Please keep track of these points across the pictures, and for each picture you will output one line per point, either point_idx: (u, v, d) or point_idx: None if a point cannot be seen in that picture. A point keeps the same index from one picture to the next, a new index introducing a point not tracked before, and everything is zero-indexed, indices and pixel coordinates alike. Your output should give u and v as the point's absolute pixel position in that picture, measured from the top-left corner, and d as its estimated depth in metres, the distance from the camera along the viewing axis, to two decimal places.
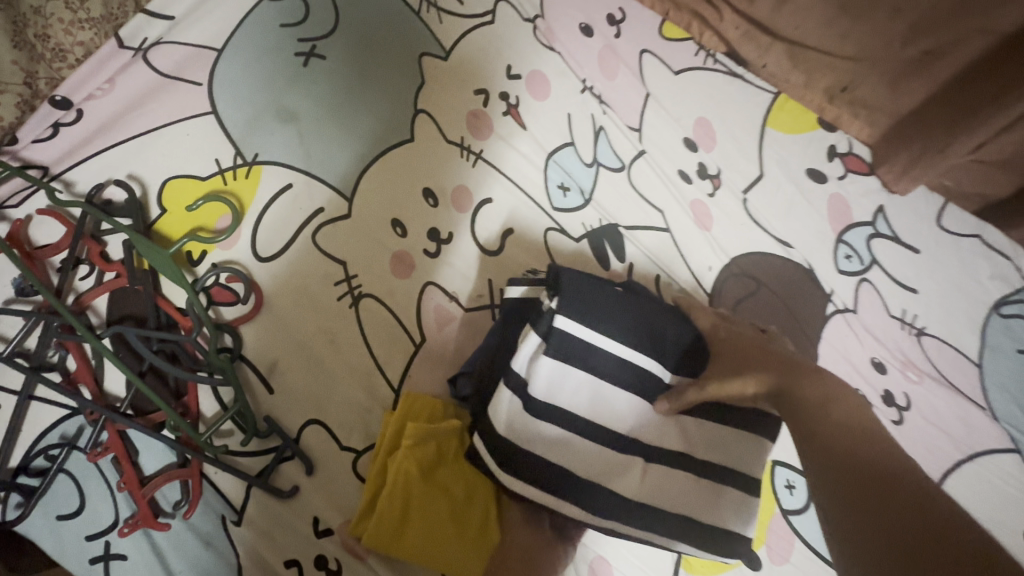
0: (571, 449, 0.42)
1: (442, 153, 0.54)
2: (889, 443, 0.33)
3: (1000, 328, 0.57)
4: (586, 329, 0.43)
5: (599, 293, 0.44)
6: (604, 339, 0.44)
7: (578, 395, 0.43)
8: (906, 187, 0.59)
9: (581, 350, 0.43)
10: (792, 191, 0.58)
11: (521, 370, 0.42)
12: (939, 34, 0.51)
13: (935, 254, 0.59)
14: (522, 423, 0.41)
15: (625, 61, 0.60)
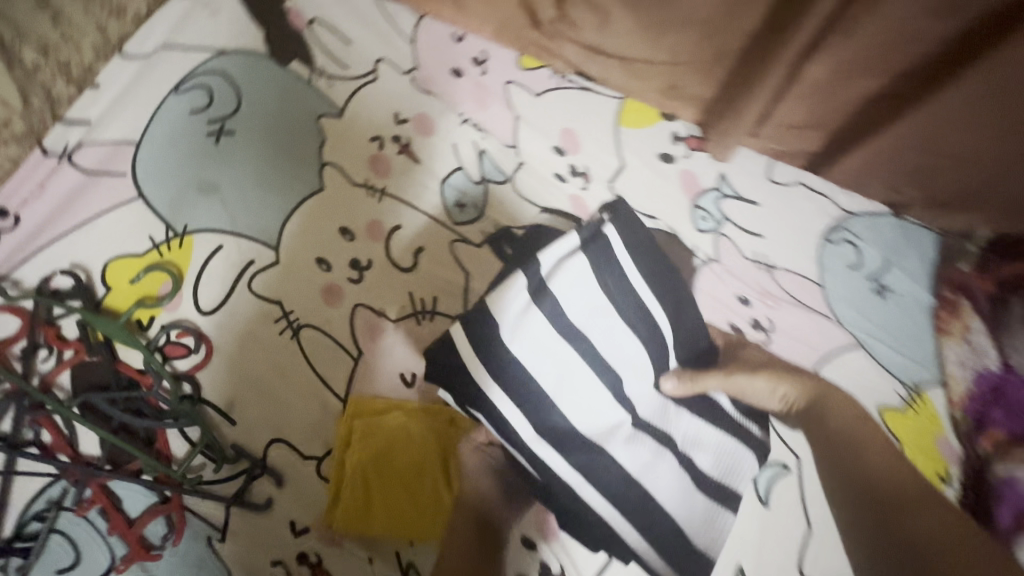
0: (550, 371, 0.53)
1: (350, 195, 0.63)
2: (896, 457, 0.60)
3: (831, 252, 0.69)
4: (626, 257, 0.56)
5: (640, 238, 0.57)
6: (633, 272, 0.56)
7: (591, 318, 0.55)
8: (724, 152, 0.71)
9: (606, 263, 0.55)
10: (650, 174, 0.70)
11: (548, 259, 0.54)
12: (724, 38, 0.62)
13: (773, 204, 0.71)
14: (524, 309, 0.53)
15: (494, 93, 0.71)
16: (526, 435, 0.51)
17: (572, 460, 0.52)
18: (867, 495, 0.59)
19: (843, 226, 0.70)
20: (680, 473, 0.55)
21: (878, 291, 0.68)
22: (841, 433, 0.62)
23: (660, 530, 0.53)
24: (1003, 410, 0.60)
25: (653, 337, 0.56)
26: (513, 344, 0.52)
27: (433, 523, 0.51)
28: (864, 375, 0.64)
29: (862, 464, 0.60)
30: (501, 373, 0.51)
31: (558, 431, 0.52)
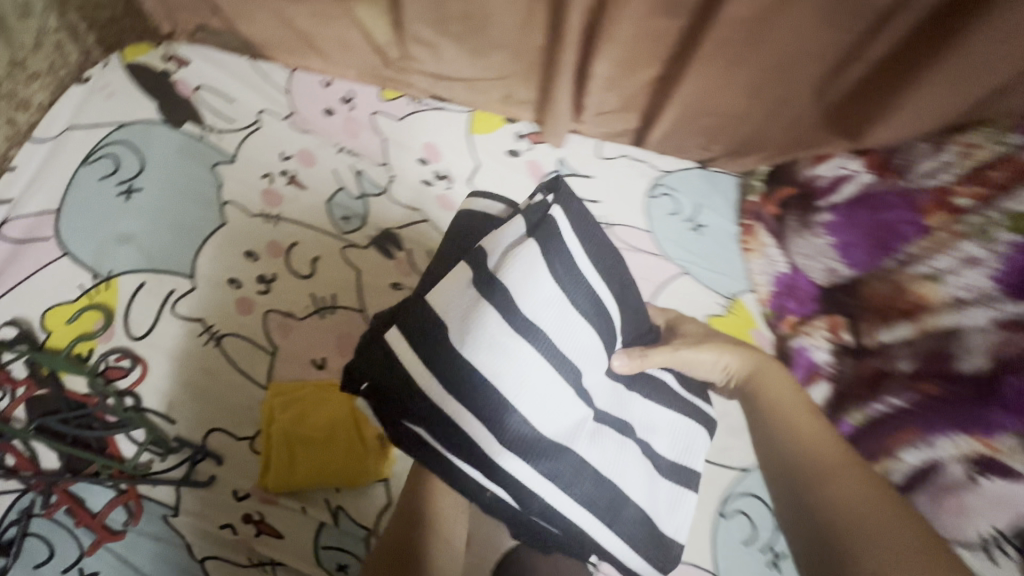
0: (508, 372, 0.50)
1: (250, 224, 0.76)
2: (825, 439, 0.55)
3: (654, 204, 0.85)
4: (573, 237, 0.54)
5: (585, 218, 0.55)
6: (580, 255, 0.54)
7: (545, 305, 0.52)
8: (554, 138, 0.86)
9: (553, 246, 0.53)
10: (502, 167, 0.86)
11: (493, 252, 0.52)
12: (527, 56, 0.80)
13: (604, 175, 0.87)
14: (474, 310, 0.50)
15: (363, 123, 0.85)
16: (487, 442, 0.50)
17: (541, 463, 0.51)
18: (803, 478, 0.53)
19: (662, 183, 0.87)
20: (644, 462, 0.57)
21: (694, 228, 0.83)
22: (778, 406, 0.58)
23: (636, 523, 0.55)
24: (792, 300, 0.76)
25: (601, 319, 0.55)
26: (465, 347, 0.50)
27: (351, 468, 0.62)
28: (692, 296, 0.79)
29: (813, 449, 0.54)
30: (453, 379, 0.50)
31: (524, 437, 0.50)
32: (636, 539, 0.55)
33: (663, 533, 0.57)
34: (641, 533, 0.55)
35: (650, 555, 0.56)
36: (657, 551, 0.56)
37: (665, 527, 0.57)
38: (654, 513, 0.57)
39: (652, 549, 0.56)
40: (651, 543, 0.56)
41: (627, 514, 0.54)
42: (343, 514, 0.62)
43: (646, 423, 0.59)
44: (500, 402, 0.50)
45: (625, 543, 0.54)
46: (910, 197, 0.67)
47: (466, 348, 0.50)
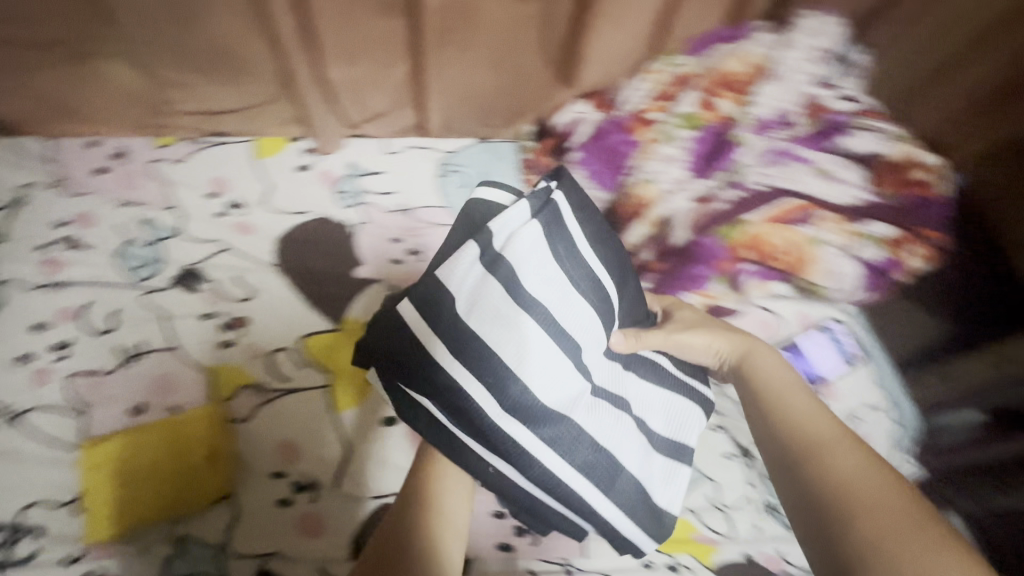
0: (513, 348, 0.56)
1: (35, 298, 0.75)
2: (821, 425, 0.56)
3: (445, 182, 0.94)
4: (576, 226, 0.61)
5: (585, 206, 0.63)
6: (583, 243, 0.61)
7: (548, 291, 0.58)
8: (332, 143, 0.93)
9: (557, 226, 0.59)
10: (295, 184, 0.90)
11: (501, 230, 0.58)
12: (278, 74, 0.86)
13: (395, 167, 0.95)
14: (477, 293, 0.56)
15: (141, 173, 0.86)
16: (483, 404, 0.55)
17: (538, 429, 0.57)
18: (806, 451, 0.55)
19: (448, 163, 0.96)
20: (639, 436, 0.63)
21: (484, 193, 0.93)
22: (772, 389, 0.61)
23: (630, 493, 0.60)
24: None
25: (602, 303, 0.61)
26: (469, 317, 0.56)
27: (180, 495, 0.64)
28: None
29: (810, 427, 0.56)
30: (458, 346, 0.56)
31: (521, 402, 0.56)
32: (631, 505, 0.60)
33: (659, 505, 0.63)
34: (637, 506, 0.61)
35: (646, 525, 0.61)
36: (654, 522, 0.62)
37: (659, 499, 0.63)
38: (651, 484, 0.63)
39: (648, 517, 0.62)
40: (646, 513, 0.61)
41: (622, 483, 0.60)
42: (190, 541, 0.64)
43: (641, 400, 0.65)
44: (502, 370, 0.56)
45: (619, 512, 0.60)
46: (620, 122, 0.80)
47: (468, 317, 0.56)
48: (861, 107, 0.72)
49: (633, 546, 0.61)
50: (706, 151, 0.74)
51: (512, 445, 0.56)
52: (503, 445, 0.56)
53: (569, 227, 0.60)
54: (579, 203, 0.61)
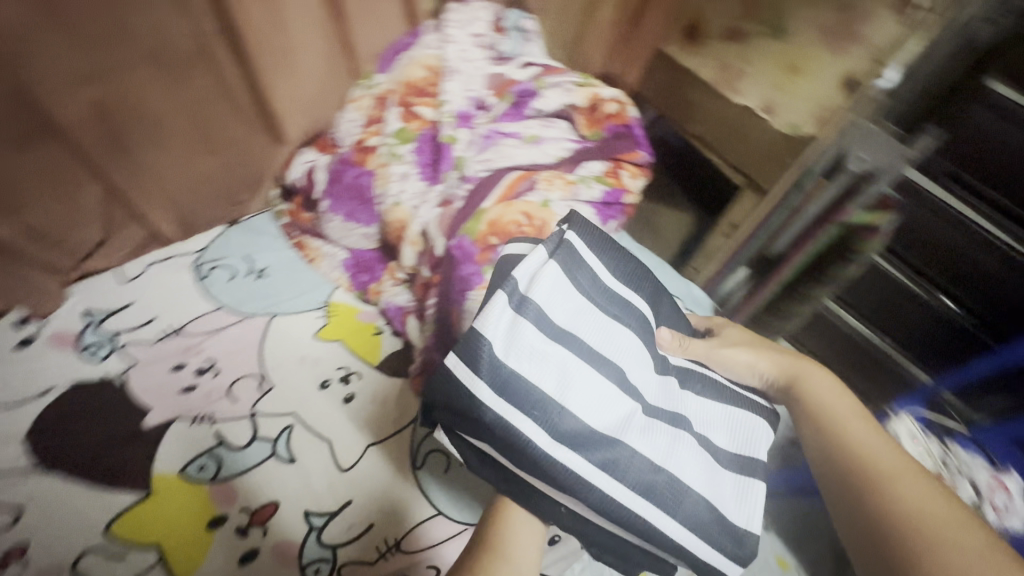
0: (560, 386, 0.56)
1: None
2: (870, 459, 0.58)
3: (208, 283, 0.87)
4: (590, 255, 0.64)
5: (589, 230, 0.66)
6: (600, 268, 0.65)
7: (587, 330, 0.60)
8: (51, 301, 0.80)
9: (572, 264, 0.62)
10: (25, 364, 0.76)
11: (527, 278, 0.58)
12: None
13: (142, 292, 0.84)
14: (514, 336, 0.55)
15: None
16: (541, 443, 0.53)
17: (592, 455, 0.55)
18: (866, 484, 0.56)
19: (203, 261, 0.88)
20: (702, 453, 0.61)
21: (258, 275, 0.88)
22: (823, 410, 0.63)
23: (701, 510, 0.58)
24: (366, 272, 0.87)
25: (636, 325, 0.65)
26: (508, 358, 0.54)
27: None
28: (284, 330, 0.84)
29: (873, 459, 0.58)
30: (499, 387, 0.53)
31: (571, 432, 0.55)
32: (707, 530, 0.57)
33: (737, 527, 0.58)
34: (708, 525, 0.57)
35: (724, 546, 0.57)
36: (734, 544, 0.58)
37: (736, 519, 0.59)
38: (722, 504, 0.59)
39: (728, 541, 0.57)
40: (720, 534, 0.57)
41: (688, 504, 0.57)
42: None
43: (702, 417, 0.65)
44: (549, 406, 0.54)
45: (690, 536, 0.56)
46: (347, 158, 0.81)
47: (510, 358, 0.54)
48: (539, 70, 0.81)
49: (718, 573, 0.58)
50: (428, 158, 0.77)
51: (575, 479, 0.54)
52: (568, 484, 0.54)
53: (585, 256, 0.63)
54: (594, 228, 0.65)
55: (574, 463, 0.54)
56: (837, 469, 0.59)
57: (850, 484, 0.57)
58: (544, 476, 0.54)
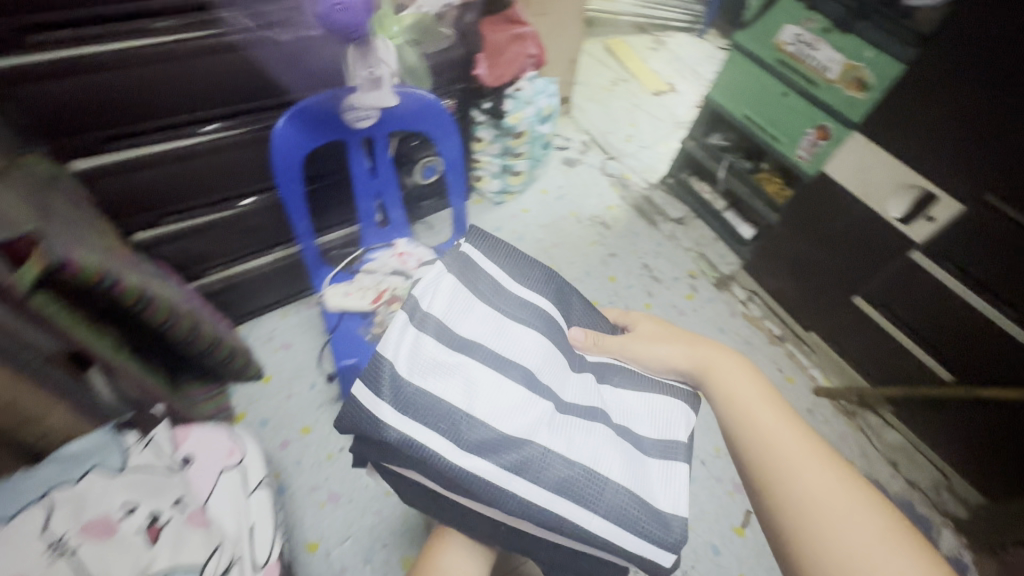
0: (459, 393, 0.54)
1: None
2: (787, 448, 0.51)
3: None
4: (491, 267, 0.63)
5: (492, 258, 0.63)
6: (505, 282, 0.62)
7: (484, 347, 0.57)
8: None
9: (480, 279, 0.61)
10: None
11: (435, 291, 0.59)
12: None
13: None
14: (415, 346, 0.55)
15: None
16: (443, 454, 0.50)
17: (502, 461, 0.51)
18: (769, 473, 0.50)
19: None
20: (620, 442, 0.57)
21: None
22: (734, 397, 0.58)
23: (626, 500, 0.53)
24: None
25: (547, 324, 0.62)
26: (412, 376, 0.53)
27: None
28: None
29: (782, 448, 0.51)
30: (403, 405, 0.51)
31: (483, 440, 0.52)
32: (632, 518, 0.52)
33: (660, 508, 0.54)
34: (630, 501, 0.53)
35: (652, 533, 0.53)
36: (664, 528, 0.53)
37: (660, 502, 0.55)
38: (646, 486, 0.55)
39: (654, 524, 0.53)
40: (643, 515, 0.53)
41: (610, 489, 0.53)
42: None
43: (623, 407, 0.61)
44: (453, 418, 0.52)
45: (623, 530, 0.52)
46: None
47: (414, 377, 0.53)
48: None
49: (649, 562, 0.53)
50: None
51: (480, 490, 0.50)
52: (479, 494, 0.51)
53: (481, 264, 0.63)
54: (491, 247, 0.63)
55: (479, 471, 0.50)
56: (750, 448, 0.53)
57: (765, 467, 0.51)
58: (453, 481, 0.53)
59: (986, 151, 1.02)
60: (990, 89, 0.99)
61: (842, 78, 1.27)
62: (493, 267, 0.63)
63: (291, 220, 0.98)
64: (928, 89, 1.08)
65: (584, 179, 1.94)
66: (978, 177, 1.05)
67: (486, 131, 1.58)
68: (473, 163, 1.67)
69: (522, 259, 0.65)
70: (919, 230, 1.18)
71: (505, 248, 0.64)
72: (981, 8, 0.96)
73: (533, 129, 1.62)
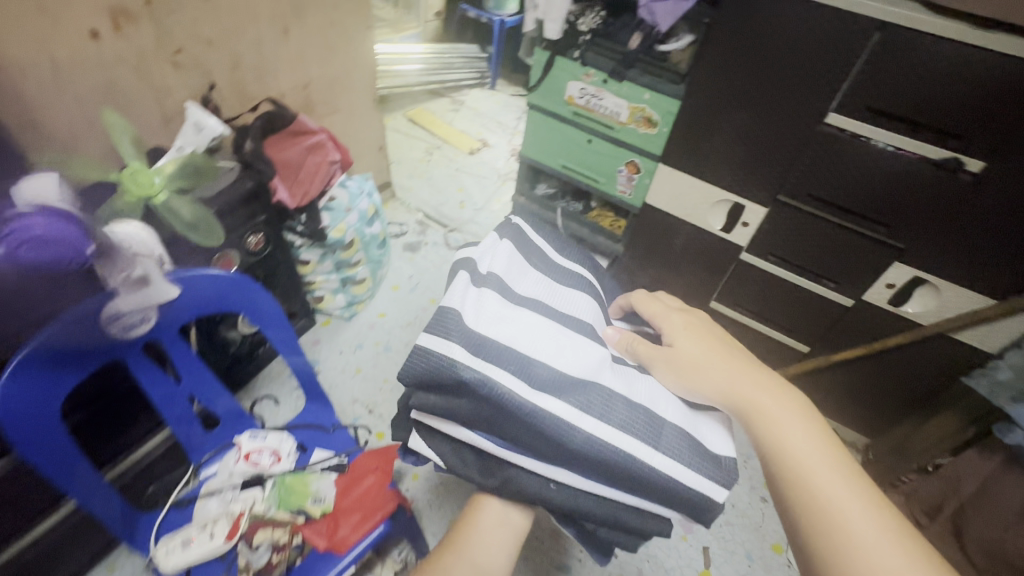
0: (522, 341, 0.64)
1: None
2: (834, 498, 0.50)
3: None
4: (534, 246, 0.81)
5: (532, 240, 0.81)
6: (543, 258, 0.80)
7: (539, 309, 0.71)
8: None
9: (526, 256, 0.78)
10: None
11: (496, 257, 0.75)
12: None
13: None
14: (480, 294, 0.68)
15: None
16: (515, 391, 0.59)
17: (572, 397, 0.61)
18: (818, 521, 0.49)
19: None
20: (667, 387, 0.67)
21: None
22: (773, 432, 0.55)
23: (680, 442, 0.61)
24: None
25: (581, 290, 0.78)
26: (477, 320, 0.65)
27: None
28: None
29: (831, 499, 0.50)
30: (473, 347, 0.61)
31: (549, 379, 0.62)
32: (687, 454, 0.60)
33: (710, 447, 0.63)
34: (682, 439, 0.62)
35: (706, 470, 0.60)
36: (716, 467, 0.61)
37: (709, 442, 0.64)
38: (693, 427, 0.64)
39: (707, 465, 0.61)
40: (697, 453, 0.61)
41: (668, 431, 0.61)
42: None
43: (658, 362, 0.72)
44: (522, 360, 0.62)
45: (681, 466, 0.60)
46: None
47: (479, 325, 0.64)
48: None
49: (705, 500, 0.60)
50: None
51: (552, 427, 0.58)
52: (548, 430, 0.59)
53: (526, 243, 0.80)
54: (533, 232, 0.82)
55: (551, 405, 0.59)
56: (794, 489, 0.51)
57: (811, 509, 0.50)
58: (524, 429, 0.60)
59: (767, 162, 1.16)
60: (752, 113, 1.13)
61: (632, 119, 1.36)
62: (540, 244, 0.82)
63: (65, 491, 0.68)
64: (705, 120, 1.20)
65: (434, 260, 1.84)
66: (769, 184, 1.19)
67: (312, 253, 1.41)
68: (308, 285, 1.49)
69: (552, 245, 0.83)
70: (741, 236, 1.31)
71: (542, 234, 0.83)
72: (723, 48, 1.09)
73: (363, 235, 1.47)
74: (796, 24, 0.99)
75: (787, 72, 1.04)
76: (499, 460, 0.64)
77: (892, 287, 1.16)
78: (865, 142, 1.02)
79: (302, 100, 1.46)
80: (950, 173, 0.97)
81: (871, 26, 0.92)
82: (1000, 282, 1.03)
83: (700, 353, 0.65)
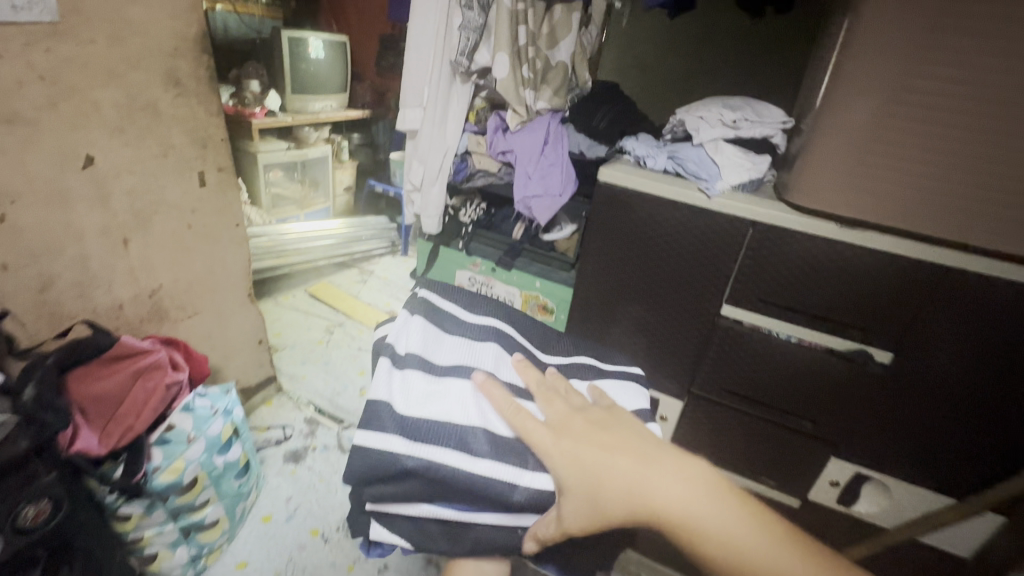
0: (458, 411, 0.57)
1: None
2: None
3: None
4: (449, 301, 0.75)
5: (451, 294, 0.76)
6: (463, 308, 0.74)
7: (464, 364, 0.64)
8: None
9: (442, 316, 0.72)
10: None
11: (410, 327, 0.68)
12: None
13: None
14: (402, 375, 0.61)
15: None
16: (457, 466, 0.52)
17: (508, 455, 0.53)
18: None
19: None
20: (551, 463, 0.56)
21: None
22: (707, 536, 0.46)
23: None
24: None
25: (505, 332, 0.71)
26: (406, 407, 0.56)
27: None
28: None
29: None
30: (409, 434, 0.54)
31: (490, 446, 0.54)
32: None
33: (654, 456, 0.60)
34: None
35: None
36: None
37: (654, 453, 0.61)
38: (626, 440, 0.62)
39: None
40: None
41: None
42: None
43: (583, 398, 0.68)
44: (459, 433, 0.55)
45: None
46: None
47: (411, 408, 0.56)
48: None
49: None
50: None
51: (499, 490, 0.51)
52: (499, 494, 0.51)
53: (442, 304, 0.74)
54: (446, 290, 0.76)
55: (494, 470, 0.52)
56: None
57: None
58: (473, 494, 0.53)
59: (674, 355, 1.05)
60: (648, 305, 1.04)
61: (526, 307, 1.25)
62: (452, 306, 0.74)
63: None
64: (599, 312, 1.10)
65: (322, 470, 1.52)
66: (679, 376, 1.06)
67: (134, 505, 1.07)
68: (134, 544, 1.11)
69: (472, 295, 0.77)
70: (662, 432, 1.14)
71: (458, 288, 0.77)
72: (604, 244, 1.03)
73: (212, 466, 1.16)
74: (671, 223, 0.95)
75: (671, 266, 0.98)
76: (463, 524, 0.55)
77: (838, 485, 1.00)
78: (769, 335, 0.93)
79: (149, 309, 1.24)
80: (864, 366, 0.87)
81: (741, 226, 0.89)
82: (950, 482, 0.90)
83: (602, 461, 0.50)
